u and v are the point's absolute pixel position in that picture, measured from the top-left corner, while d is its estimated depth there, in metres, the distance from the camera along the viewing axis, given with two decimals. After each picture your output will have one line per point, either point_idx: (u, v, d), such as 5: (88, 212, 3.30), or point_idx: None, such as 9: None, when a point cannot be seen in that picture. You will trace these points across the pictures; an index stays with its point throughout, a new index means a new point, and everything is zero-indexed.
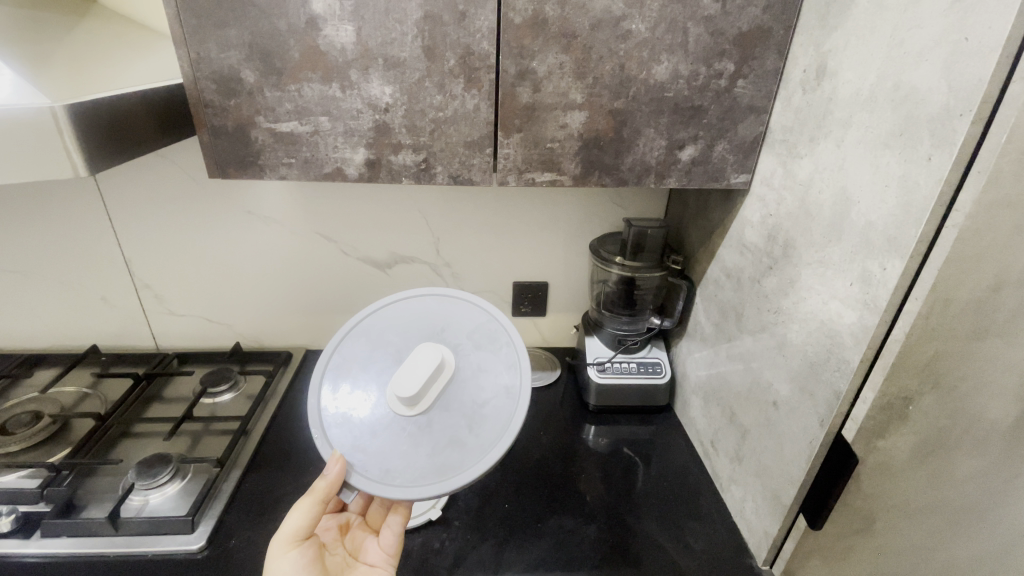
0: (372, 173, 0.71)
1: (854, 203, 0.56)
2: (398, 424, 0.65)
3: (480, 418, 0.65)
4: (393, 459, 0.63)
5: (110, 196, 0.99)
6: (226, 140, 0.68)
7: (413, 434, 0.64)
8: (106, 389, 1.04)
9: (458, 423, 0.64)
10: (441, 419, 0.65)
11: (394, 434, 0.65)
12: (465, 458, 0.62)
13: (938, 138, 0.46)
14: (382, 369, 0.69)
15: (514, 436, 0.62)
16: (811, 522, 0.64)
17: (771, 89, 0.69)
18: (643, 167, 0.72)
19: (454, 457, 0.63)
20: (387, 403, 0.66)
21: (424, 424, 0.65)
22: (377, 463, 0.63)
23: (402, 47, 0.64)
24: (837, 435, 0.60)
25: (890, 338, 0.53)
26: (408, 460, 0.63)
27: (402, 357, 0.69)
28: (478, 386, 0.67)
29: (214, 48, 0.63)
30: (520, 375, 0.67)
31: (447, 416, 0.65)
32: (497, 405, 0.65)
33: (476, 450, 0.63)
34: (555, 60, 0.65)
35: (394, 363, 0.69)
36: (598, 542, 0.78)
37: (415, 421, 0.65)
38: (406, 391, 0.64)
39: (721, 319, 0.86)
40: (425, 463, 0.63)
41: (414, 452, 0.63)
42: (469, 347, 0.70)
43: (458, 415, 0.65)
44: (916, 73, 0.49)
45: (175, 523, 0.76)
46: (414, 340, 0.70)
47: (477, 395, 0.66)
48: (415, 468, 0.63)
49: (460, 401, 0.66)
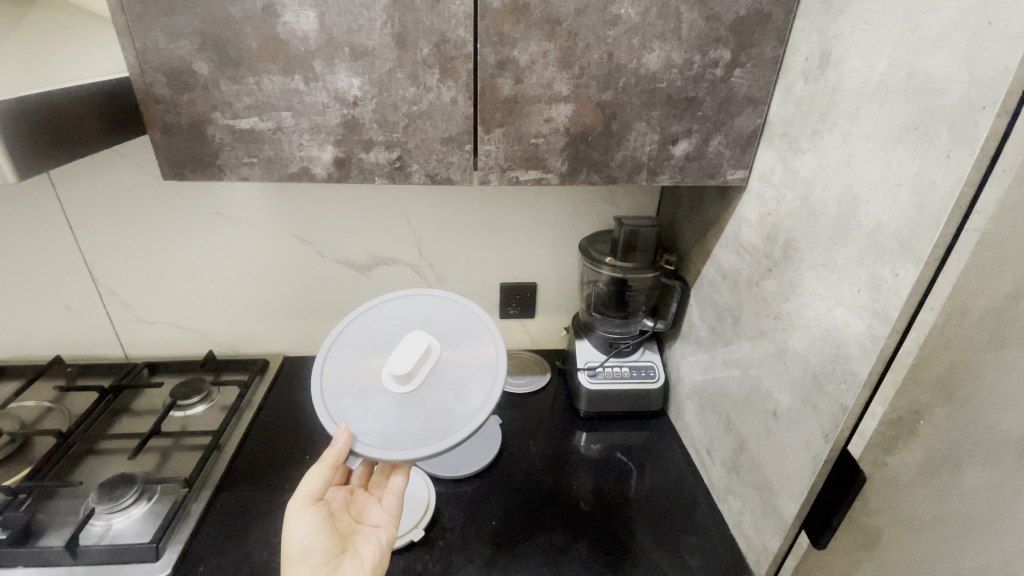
0: (342, 173, 0.66)
1: (862, 202, 0.52)
2: (393, 400, 0.61)
3: (469, 384, 0.62)
4: (392, 429, 0.59)
5: (67, 197, 0.93)
6: (180, 138, 0.63)
7: (410, 405, 0.60)
8: (70, 402, 0.98)
9: (449, 391, 0.61)
10: (435, 390, 0.61)
11: (387, 407, 0.60)
12: (459, 420, 0.59)
13: (958, 134, 0.42)
14: (365, 355, 0.65)
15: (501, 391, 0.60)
16: (814, 541, 0.61)
17: (770, 78, 0.64)
18: (633, 163, 0.67)
19: (448, 421, 0.59)
20: (377, 382, 0.62)
21: (417, 395, 0.61)
22: (373, 432, 0.59)
23: (370, 35, 0.58)
24: (843, 451, 0.57)
25: (902, 350, 0.49)
26: (406, 426, 0.59)
27: (388, 344, 0.65)
28: (466, 359, 0.64)
29: (162, 37, 0.58)
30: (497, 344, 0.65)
31: (438, 386, 0.62)
32: (484, 372, 0.62)
33: (470, 409, 0.60)
34: (538, 48, 0.60)
35: (378, 349, 0.65)
36: (590, 561, 0.75)
37: (409, 396, 0.61)
38: (398, 364, 0.60)
39: (716, 322, 0.82)
40: (421, 428, 0.59)
41: (412, 418, 0.59)
42: (450, 330, 0.66)
43: (447, 386, 0.61)
44: (933, 61, 0.44)
45: (138, 551, 0.70)
46: (394, 331, 0.67)
47: (465, 366, 0.63)
48: (415, 433, 0.58)
49: (449, 374, 0.63)
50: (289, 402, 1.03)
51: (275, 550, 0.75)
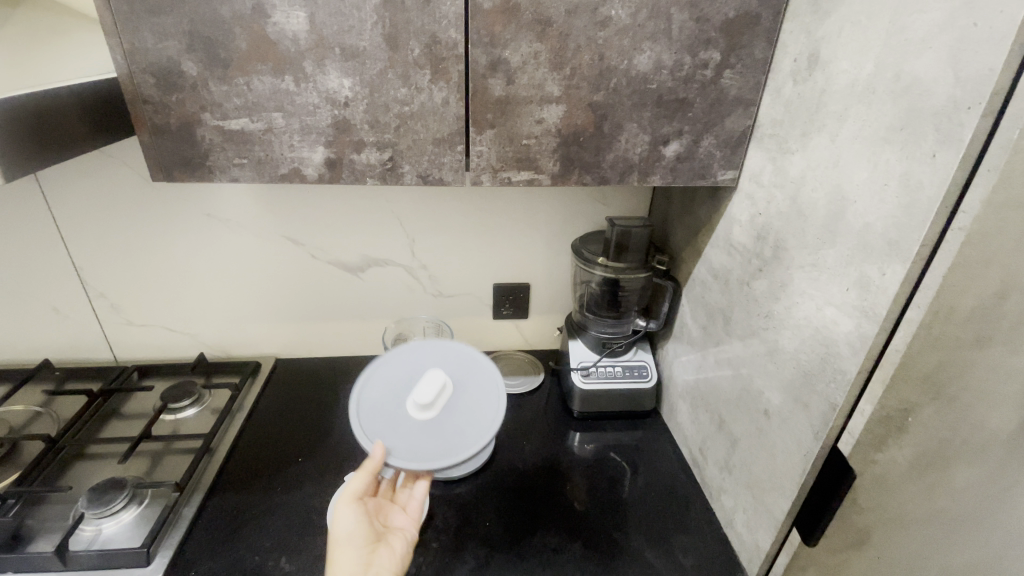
0: (333, 174, 0.66)
1: (850, 202, 0.53)
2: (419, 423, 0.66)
3: (482, 409, 0.68)
4: (419, 446, 0.63)
5: (54, 199, 0.91)
6: (169, 139, 0.62)
7: (433, 428, 0.65)
8: (59, 406, 0.97)
9: (466, 415, 0.67)
10: (453, 415, 0.67)
11: (412, 431, 0.65)
12: (479, 436, 0.64)
13: (944, 134, 0.43)
14: (387, 389, 0.70)
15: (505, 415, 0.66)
16: (806, 538, 0.61)
17: (759, 79, 0.65)
18: (625, 164, 0.67)
19: (466, 438, 0.64)
20: (399, 410, 0.67)
21: (440, 420, 0.66)
22: (402, 450, 0.63)
23: (360, 36, 0.58)
24: (833, 448, 0.57)
25: (890, 348, 0.49)
26: (433, 443, 0.64)
27: (408, 379, 0.71)
28: (478, 392, 0.70)
29: (150, 38, 0.57)
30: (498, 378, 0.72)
31: (457, 411, 0.67)
32: (492, 399, 0.69)
33: (484, 429, 0.65)
34: (529, 49, 0.60)
35: (399, 382, 0.70)
36: (584, 560, 0.75)
37: (432, 420, 0.66)
38: (421, 394, 0.66)
39: (708, 322, 0.82)
40: (444, 444, 0.64)
41: (437, 438, 0.64)
42: (461, 368, 0.72)
43: (463, 412, 0.67)
44: (919, 62, 0.45)
45: (128, 556, 0.70)
46: (412, 367, 0.72)
47: (476, 395, 0.69)
48: (440, 449, 0.63)
49: (466, 403, 0.68)
50: (282, 404, 1.03)
51: (268, 554, 0.74)
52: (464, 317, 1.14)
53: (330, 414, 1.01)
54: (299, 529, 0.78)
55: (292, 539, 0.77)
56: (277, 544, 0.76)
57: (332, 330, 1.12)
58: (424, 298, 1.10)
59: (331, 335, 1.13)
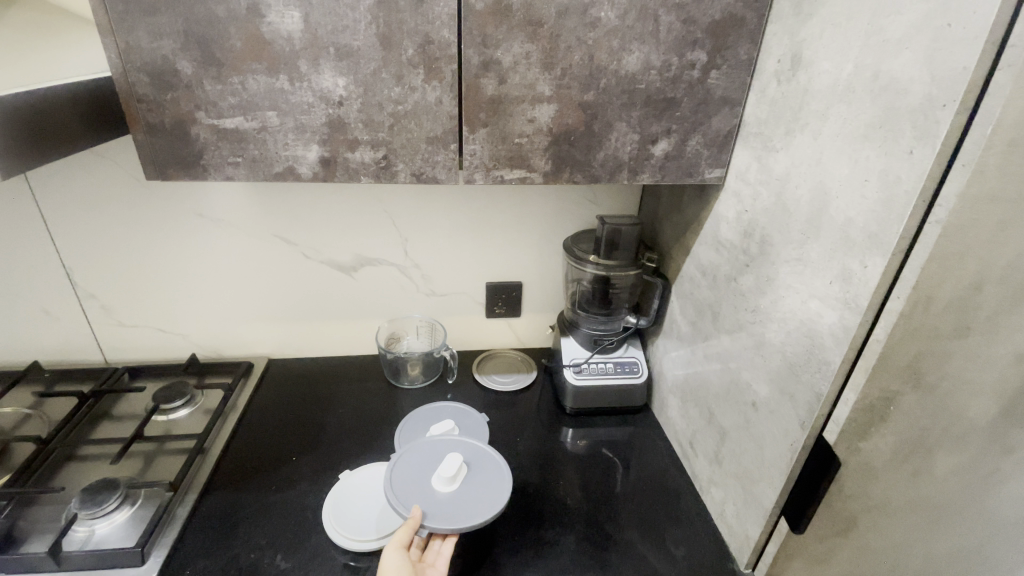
0: (327, 173, 0.66)
1: (832, 198, 0.54)
2: (444, 495, 0.72)
3: (495, 479, 0.75)
4: (448, 511, 0.69)
5: (44, 200, 0.91)
6: (163, 138, 0.63)
7: (457, 497, 0.72)
8: (49, 408, 0.96)
9: (483, 486, 0.74)
10: (472, 487, 0.73)
11: (439, 501, 0.71)
12: (498, 500, 0.71)
13: (920, 131, 0.44)
14: (413, 471, 0.76)
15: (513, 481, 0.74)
16: (794, 526, 0.63)
17: (745, 80, 0.67)
18: (615, 162, 0.69)
19: (486, 502, 0.71)
20: (425, 485, 0.73)
21: (462, 491, 0.73)
22: (436, 514, 0.68)
23: (354, 36, 0.59)
24: (818, 437, 0.59)
25: (872, 338, 0.51)
26: (460, 508, 0.70)
27: (428, 462, 0.78)
28: (491, 468, 0.77)
29: (144, 37, 0.58)
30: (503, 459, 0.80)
31: (475, 484, 0.74)
32: (503, 472, 0.76)
33: (499, 493, 0.73)
34: (521, 50, 0.61)
35: (422, 465, 0.77)
36: (578, 553, 0.76)
37: (455, 492, 0.72)
38: (444, 468, 0.73)
39: (697, 318, 0.84)
40: (469, 508, 0.70)
41: (462, 504, 0.70)
42: (473, 452, 0.80)
43: (481, 483, 0.74)
44: (896, 62, 0.47)
45: (122, 556, 0.69)
46: (431, 452, 0.79)
47: (489, 470, 0.77)
48: (466, 511, 0.69)
49: (482, 476, 0.75)
50: (275, 404, 1.03)
51: (263, 552, 0.74)
52: (457, 316, 1.15)
53: (324, 413, 1.02)
54: (294, 527, 0.78)
55: (287, 537, 0.77)
56: (272, 542, 0.76)
57: (325, 330, 1.13)
58: (417, 298, 1.11)
59: (324, 335, 1.13)
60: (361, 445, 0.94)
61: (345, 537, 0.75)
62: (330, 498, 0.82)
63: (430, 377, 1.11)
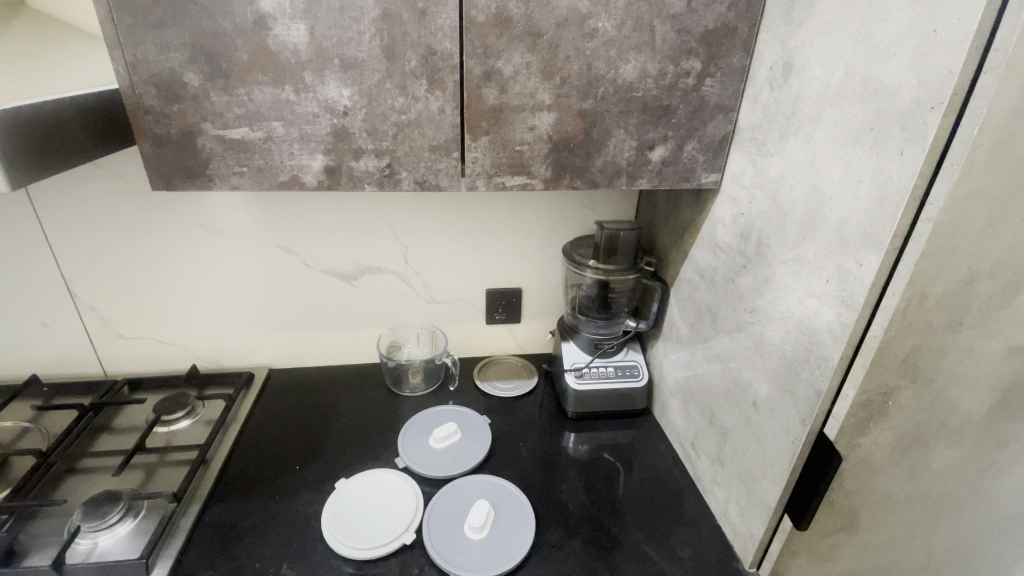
0: (332, 181, 0.67)
1: (827, 199, 0.56)
2: (473, 543, 0.76)
3: (517, 529, 0.79)
4: (479, 557, 0.74)
5: (45, 212, 0.91)
6: (170, 148, 0.63)
7: (486, 545, 0.76)
8: (48, 421, 0.95)
9: (507, 534, 0.78)
10: (499, 534, 0.78)
11: (462, 545, 0.76)
12: (511, 560, 0.74)
13: (910, 132, 0.46)
14: (445, 519, 0.80)
15: (533, 532, 0.78)
16: (797, 522, 0.64)
17: (738, 86, 0.69)
18: (613, 168, 0.70)
19: (510, 550, 0.75)
20: (456, 532, 0.78)
21: (488, 539, 0.77)
22: (467, 563, 0.73)
23: (359, 47, 0.61)
24: (819, 433, 0.60)
25: (870, 334, 0.52)
26: (486, 556, 0.74)
27: (460, 510, 0.81)
28: (514, 515, 0.81)
29: (152, 50, 0.59)
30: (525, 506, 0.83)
31: (498, 533, 0.78)
32: (525, 522, 0.80)
33: (521, 541, 0.77)
34: (521, 60, 0.63)
35: (454, 513, 0.81)
36: (583, 556, 0.76)
37: (484, 539, 0.77)
38: (472, 514, 0.78)
39: (696, 320, 0.85)
40: (495, 555, 0.74)
41: (488, 551, 0.75)
42: (498, 498, 0.84)
43: (505, 531, 0.78)
44: (884, 68, 0.49)
45: (127, 567, 0.69)
46: (462, 500, 0.83)
47: (513, 520, 0.80)
48: (493, 559, 0.74)
49: (506, 526, 0.79)
50: (276, 414, 1.02)
51: (268, 561, 0.74)
52: (458, 322, 1.16)
53: (326, 421, 1.02)
54: (299, 535, 0.78)
55: (292, 545, 0.77)
56: (277, 551, 0.76)
57: (326, 339, 1.13)
58: (417, 306, 1.12)
59: (325, 344, 1.14)
60: (363, 452, 0.94)
61: (347, 545, 0.75)
62: (329, 507, 0.82)
63: (431, 384, 1.12)
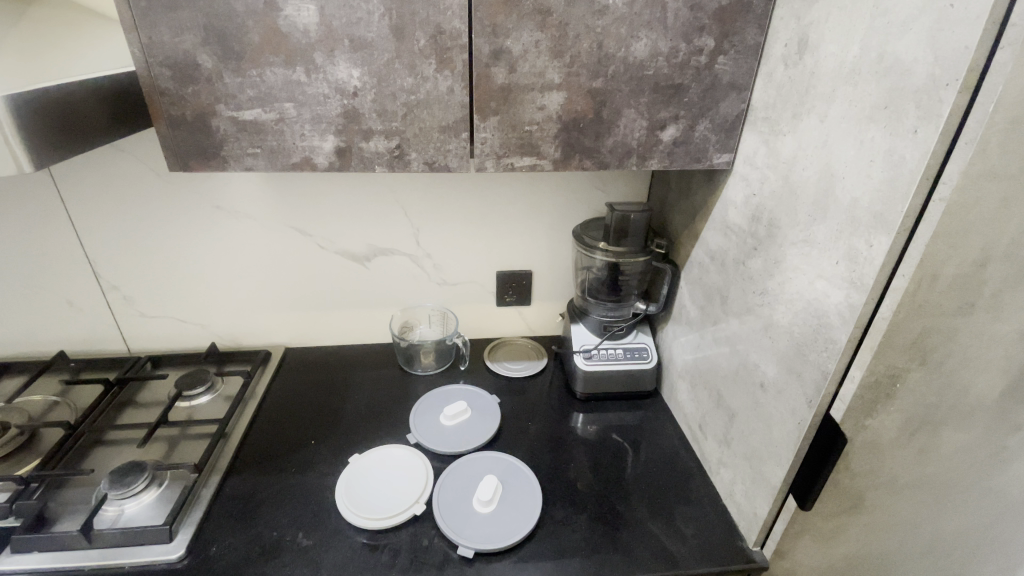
0: (343, 162, 0.68)
1: (839, 179, 0.55)
2: (481, 518, 0.78)
3: (523, 504, 0.80)
4: (487, 530, 0.76)
5: (67, 193, 0.94)
6: (185, 130, 0.65)
7: (494, 518, 0.78)
8: (76, 396, 0.99)
9: (514, 509, 0.80)
10: (506, 509, 0.80)
11: (470, 519, 0.78)
12: (517, 533, 0.75)
13: (924, 111, 0.45)
14: (454, 494, 0.82)
15: (539, 507, 0.80)
16: (801, 502, 0.64)
17: (752, 64, 0.67)
18: (624, 149, 0.70)
19: (517, 524, 0.77)
20: (465, 507, 0.80)
21: (496, 513, 0.79)
22: (475, 536, 0.75)
23: (368, 27, 0.61)
24: (825, 415, 0.60)
25: (878, 316, 0.52)
26: (494, 529, 0.76)
27: (469, 485, 0.83)
28: (521, 491, 0.83)
29: (167, 32, 0.60)
30: (532, 482, 0.84)
31: (506, 507, 0.80)
32: (531, 498, 0.82)
33: (527, 516, 0.78)
34: (530, 38, 0.63)
35: (463, 489, 0.83)
36: (589, 532, 0.78)
37: (492, 513, 0.79)
38: (480, 489, 0.80)
39: (706, 302, 0.85)
40: (502, 529, 0.76)
41: (496, 524, 0.77)
42: (506, 474, 0.85)
43: (512, 506, 0.80)
44: (900, 43, 0.47)
45: (152, 533, 0.73)
46: (471, 476, 0.85)
47: (520, 495, 0.82)
48: (500, 532, 0.76)
49: (513, 501, 0.81)
50: (292, 391, 1.05)
51: (285, 530, 0.77)
52: (468, 304, 1.17)
53: (340, 399, 1.04)
54: (314, 506, 0.81)
55: (308, 515, 0.80)
56: (294, 520, 0.79)
57: (340, 319, 1.15)
58: (429, 287, 1.13)
59: (339, 324, 1.16)
60: (376, 429, 0.97)
61: (359, 515, 0.78)
62: (343, 480, 0.84)
63: (443, 364, 1.14)
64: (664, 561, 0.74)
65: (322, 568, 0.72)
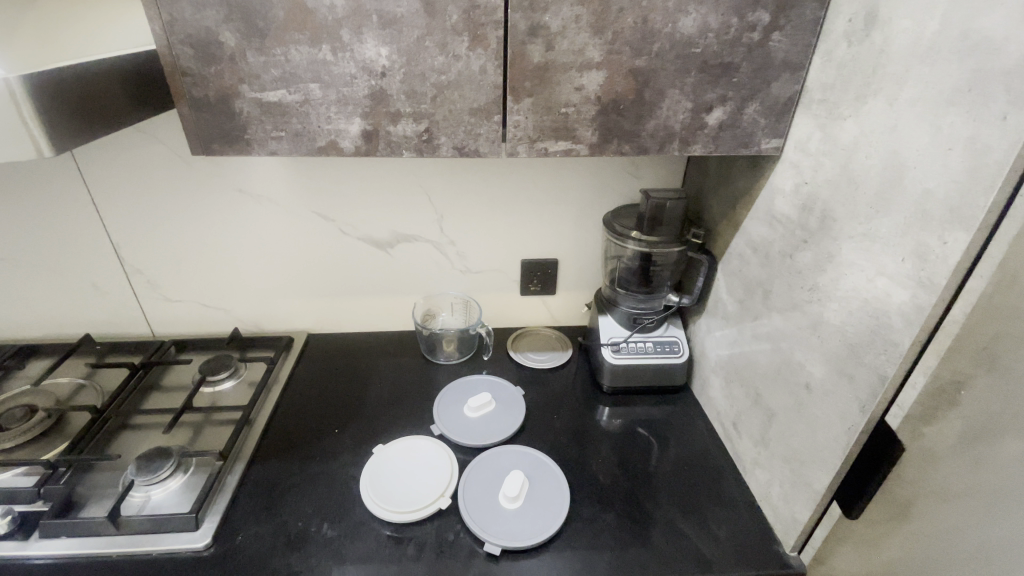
0: (369, 146, 0.65)
1: (909, 168, 0.50)
2: (507, 514, 0.76)
3: (550, 501, 0.78)
4: (514, 526, 0.75)
5: (91, 176, 0.93)
6: (208, 112, 0.62)
7: (520, 514, 0.76)
8: (102, 379, 1.00)
9: (541, 505, 0.78)
10: (532, 505, 0.78)
11: (496, 515, 0.76)
12: (545, 530, 0.74)
13: (1017, 94, 0.40)
14: (479, 489, 0.80)
15: (566, 504, 0.78)
16: (847, 510, 0.61)
17: (809, 41, 0.62)
18: (666, 133, 0.66)
19: (544, 521, 0.75)
20: (491, 502, 0.78)
21: (523, 509, 0.77)
22: (501, 532, 0.74)
23: (398, 2, 0.57)
24: (880, 421, 0.56)
25: (948, 319, 0.48)
26: (521, 525, 0.75)
27: (494, 480, 0.81)
28: (549, 487, 0.81)
29: (188, 8, 0.57)
30: (558, 479, 0.82)
31: (533, 503, 0.78)
32: (557, 494, 0.80)
33: (554, 512, 0.77)
34: (570, 13, 0.58)
35: (488, 483, 0.81)
36: (617, 530, 0.76)
37: (518, 509, 0.77)
38: (507, 484, 0.78)
39: (745, 296, 0.81)
40: (529, 526, 0.75)
41: (523, 520, 0.75)
42: (532, 469, 0.83)
43: (538, 502, 0.78)
44: (990, 17, 0.42)
45: (178, 521, 0.72)
46: (497, 471, 0.83)
47: (546, 492, 0.80)
48: (527, 528, 0.74)
49: (541, 497, 0.79)
50: (315, 379, 1.04)
51: (309, 520, 0.76)
52: (492, 293, 1.14)
53: (363, 387, 1.03)
54: (338, 496, 0.80)
55: (332, 506, 0.79)
56: (319, 510, 0.78)
57: (362, 306, 1.13)
58: (452, 275, 1.10)
59: (361, 310, 1.14)
60: (400, 418, 0.96)
61: (383, 508, 0.77)
62: (367, 471, 0.83)
63: (465, 354, 1.12)
64: (696, 563, 0.71)
65: (347, 560, 0.71)
